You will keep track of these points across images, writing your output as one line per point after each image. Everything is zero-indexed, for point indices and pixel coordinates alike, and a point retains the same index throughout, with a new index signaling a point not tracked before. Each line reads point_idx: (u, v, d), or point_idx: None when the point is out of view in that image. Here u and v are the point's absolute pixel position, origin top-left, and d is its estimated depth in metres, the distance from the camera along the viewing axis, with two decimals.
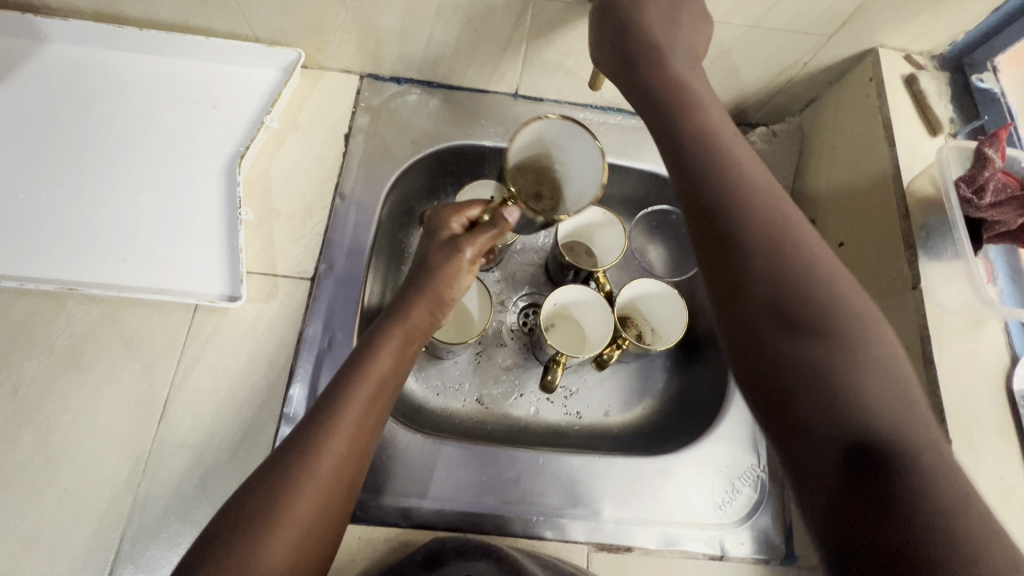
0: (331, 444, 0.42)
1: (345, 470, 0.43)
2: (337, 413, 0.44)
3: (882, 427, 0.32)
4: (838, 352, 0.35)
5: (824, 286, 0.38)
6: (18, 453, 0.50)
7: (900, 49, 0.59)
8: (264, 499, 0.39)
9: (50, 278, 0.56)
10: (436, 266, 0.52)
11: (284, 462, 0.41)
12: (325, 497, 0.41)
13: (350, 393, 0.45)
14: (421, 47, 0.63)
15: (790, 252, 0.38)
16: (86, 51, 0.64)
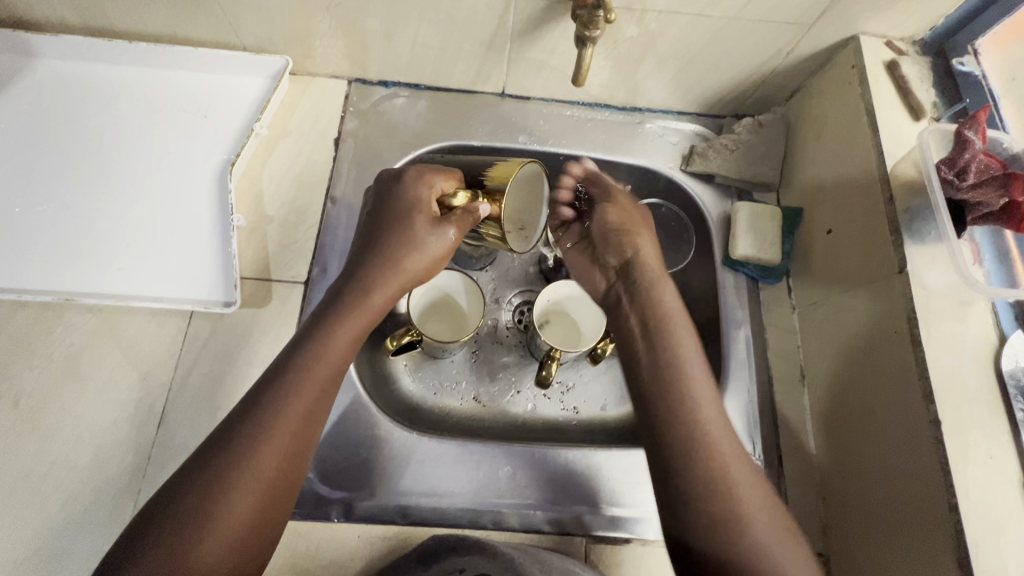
0: (265, 447, 0.40)
1: (282, 473, 0.41)
2: (277, 412, 0.41)
3: (731, 510, 0.42)
4: (732, 494, 0.43)
5: (737, 458, 0.45)
6: (20, 463, 0.51)
7: (881, 35, 0.60)
8: (198, 497, 0.38)
9: (48, 289, 0.57)
10: (406, 248, 0.50)
11: (211, 460, 0.39)
12: (265, 496, 0.40)
13: (296, 391, 0.43)
14: (407, 49, 0.64)
15: (713, 424, 0.46)
16: (78, 65, 0.65)
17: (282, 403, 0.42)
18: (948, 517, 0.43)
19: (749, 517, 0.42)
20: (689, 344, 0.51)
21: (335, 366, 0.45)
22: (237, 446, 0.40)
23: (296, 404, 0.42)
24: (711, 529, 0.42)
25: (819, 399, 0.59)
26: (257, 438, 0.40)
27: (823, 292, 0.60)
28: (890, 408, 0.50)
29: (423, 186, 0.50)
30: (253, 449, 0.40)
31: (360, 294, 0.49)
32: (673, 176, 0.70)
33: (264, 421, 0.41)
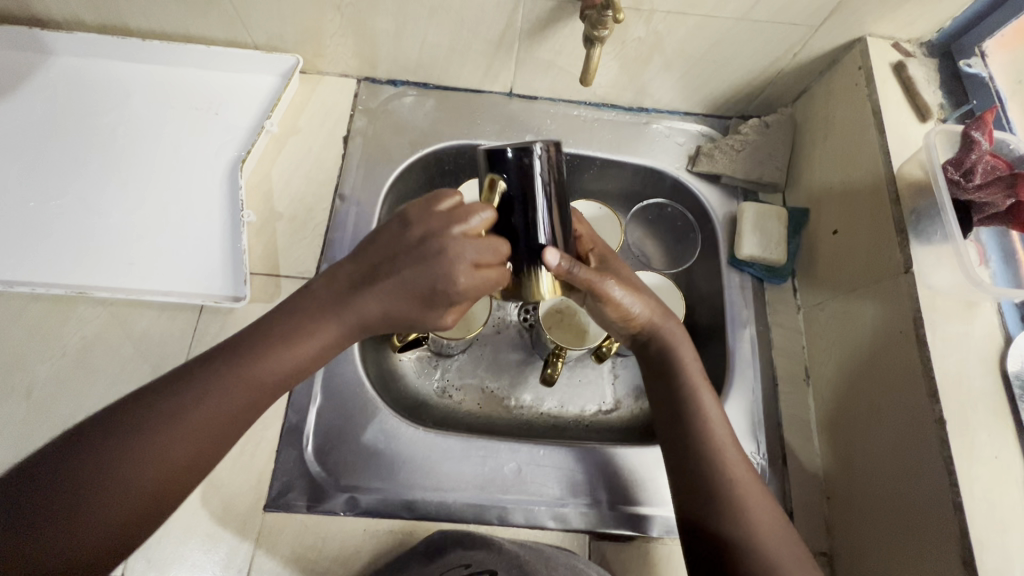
0: (189, 419, 0.38)
1: (198, 453, 0.39)
2: (214, 390, 0.39)
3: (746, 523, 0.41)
4: (754, 526, 0.41)
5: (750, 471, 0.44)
6: (32, 453, 0.52)
7: (888, 37, 0.60)
8: (113, 453, 0.36)
9: (61, 283, 0.58)
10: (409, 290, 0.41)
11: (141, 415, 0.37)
12: (176, 470, 0.38)
13: (248, 377, 0.40)
14: (416, 49, 0.64)
15: (727, 445, 0.45)
16: (91, 62, 0.66)
17: (227, 382, 0.40)
18: (951, 516, 0.43)
19: (769, 546, 0.41)
20: (691, 357, 0.50)
21: (296, 365, 0.42)
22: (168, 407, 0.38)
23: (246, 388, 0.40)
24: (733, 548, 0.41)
25: (823, 400, 0.59)
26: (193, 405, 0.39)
27: (828, 293, 0.60)
28: (894, 407, 0.50)
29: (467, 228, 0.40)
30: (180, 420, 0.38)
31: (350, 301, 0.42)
32: (679, 176, 0.71)
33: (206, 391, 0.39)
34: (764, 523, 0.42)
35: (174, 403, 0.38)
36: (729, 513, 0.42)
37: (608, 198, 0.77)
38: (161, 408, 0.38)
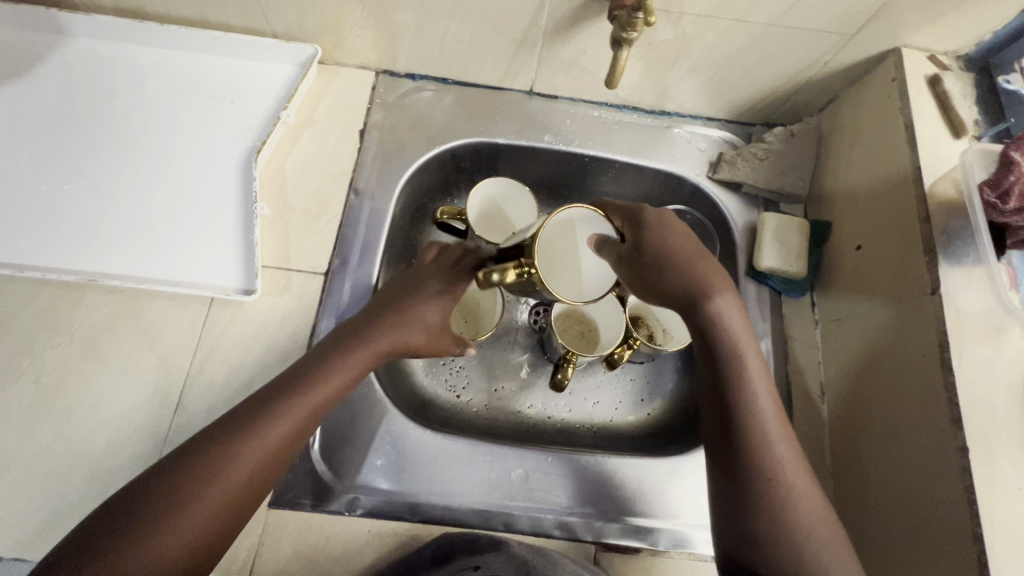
0: (249, 447, 0.42)
1: (259, 475, 0.42)
2: (265, 422, 0.43)
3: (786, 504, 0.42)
4: (793, 507, 0.42)
5: (796, 459, 0.43)
6: (39, 440, 0.51)
7: (925, 49, 0.58)
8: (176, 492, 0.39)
9: (71, 269, 0.57)
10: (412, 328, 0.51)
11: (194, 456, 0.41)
12: (240, 494, 0.41)
13: (271, 422, 0.43)
14: (437, 43, 0.63)
15: (772, 422, 0.44)
16: (107, 45, 0.65)
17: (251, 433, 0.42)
18: (971, 546, 0.42)
19: (804, 527, 0.41)
20: (740, 325, 0.45)
21: (321, 404, 0.46)
22: (183, 477, 0.40)
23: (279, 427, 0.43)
24: (770, 527, 0.41)
25: (838, 418, 0.58)
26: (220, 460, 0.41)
27: (848, 309, 0.59)
28: (913, 433, 0.49)
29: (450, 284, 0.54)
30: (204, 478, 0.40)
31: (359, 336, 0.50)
32: (699, 183, 0.69)
33: (229, 448, 0.41)
34: (803, 503, 0.42)
35: (190, 470, 0.40)
36: (767, 495, 0.42)
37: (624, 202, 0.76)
38: (186, 473, 0.40)
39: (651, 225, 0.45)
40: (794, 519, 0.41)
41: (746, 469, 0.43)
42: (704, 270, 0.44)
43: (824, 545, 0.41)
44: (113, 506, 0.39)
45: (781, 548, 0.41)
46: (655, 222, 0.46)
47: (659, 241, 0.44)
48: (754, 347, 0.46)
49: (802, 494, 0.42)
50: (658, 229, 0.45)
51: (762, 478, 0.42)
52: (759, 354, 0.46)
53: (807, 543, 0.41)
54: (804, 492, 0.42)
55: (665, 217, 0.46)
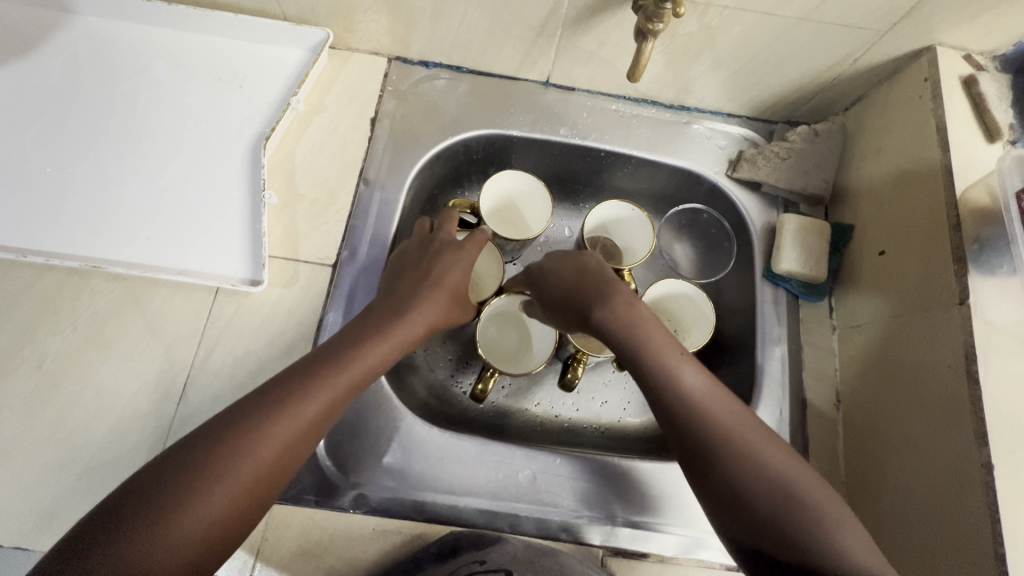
0: (276, 430, 0.40)
1: (285, 459, 0.41)
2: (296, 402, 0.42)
3: (746, 459, 0.42)
4: (752, 459, 0.42)
5: (737, 414, 0.44)
6: (41, 428, 0.51)
7: (960, 48, 0.56)
8: (195, 474, 0.38)
9: (75, 255, 0.56)
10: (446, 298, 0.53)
11: (216, 438, 0.39)
12: (262, 479, 0.40)
13: (299, 405, 0.42)
14: (452, 30, 0.61)
15: (699, 390, 0.45)
16: (114, 23, 0.64)
17: (280, 414, 0.41)
18: (992, 567, 0.41)
19: (773, 474, 0.41)
20: (639, 312, 0.48)
21: (354, 382, 0.45)
22: (209, 459, 0.38)
23: (308, 409, 0.42)
24: (739, 484, 0.41)
25: (854, 427, 0.57)
26: (246, 442, 0.39)
27: (867, 316, 0.58)
28: (936, 446, 0.47)
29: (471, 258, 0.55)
30: (232, 460, 0.39)
31: (387, 317, 0.49)
32: (718, 180, 0.67)
33: (259, 430, 0.40)
34: (758, 457, 0.42)
35: (216, 453, 0.39)
36: (722, 456, 0.42)
37: (639, 198, 0.74)
38: (209, 456, 0.38)
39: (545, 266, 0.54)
40: (755, 473, 0.41)
41: (694, 441, 0.43)
42: (591, 283, 0.50)
43: (797, 482, 0.41)
44: (122, 491, 0.37)
45: (761, 502, 0.40)
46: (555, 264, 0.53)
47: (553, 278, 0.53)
48: (660, 329, 0.47)
49: (754, 448, 0.42)
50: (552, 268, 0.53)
51: (709, 444, 0.42)
52: (664, 332, 0.48)
53: (783, 487, 0.41)
54: (757, 447, 0.42)
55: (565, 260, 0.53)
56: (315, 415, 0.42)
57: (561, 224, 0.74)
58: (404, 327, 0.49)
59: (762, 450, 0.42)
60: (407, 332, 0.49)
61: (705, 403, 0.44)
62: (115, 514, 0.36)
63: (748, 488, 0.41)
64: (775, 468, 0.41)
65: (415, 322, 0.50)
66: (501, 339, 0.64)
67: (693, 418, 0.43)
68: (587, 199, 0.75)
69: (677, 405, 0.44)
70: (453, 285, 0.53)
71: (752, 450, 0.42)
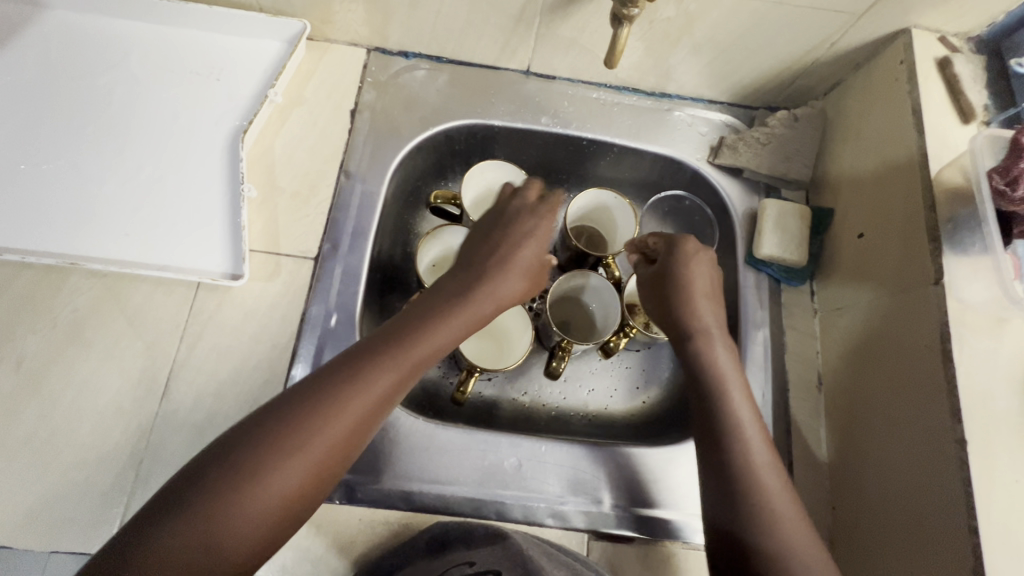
0: (341, 413, 0.40)
1: (347, 445, 0.41)
2: (366, 385, 0.42)
3: (770, 530, 0.42)
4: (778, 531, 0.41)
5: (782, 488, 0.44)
6: (21, 427, 0.50)
7: (935, 30, 0.56)
8: (259, 454, 0.38)
9: (53, 253, 0.56)
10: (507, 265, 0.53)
11: (287, 411, 0.40)
12: (322, 468, 0.40)
13: (365, 386, 0.42)
14: (431, 19, 0.61)
15: (757, 454, 0.45)
16: (88, 18, 0.63)
17: (297, 437, 0.39)
18: (965, 539, 0.42)
19: (791, 551, 0.41)
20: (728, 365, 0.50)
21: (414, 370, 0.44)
22: (228, 482, 0.37)
23: (327, 436, 0.40)
24: (755, 546, 0.41)
25: (836, 408, 0.58)
26: (262, 469, 0.37)
27: (847, 298, 0.58)
28: (914, 425, 0.48)
29: (534, 246, 0.55)
30: (252, 483, 0.37)
31: (426, 309, 0.48)
32: (699, 167, 0.68)
33: (326, 413, 0.40)
34: (790, 530, 0.42)
35: (231, 476, 0.37)
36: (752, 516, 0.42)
37: (623, 186, 0.74)
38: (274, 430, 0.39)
39: (677, 260, 0.55)
40: (780, 543, 0.41)
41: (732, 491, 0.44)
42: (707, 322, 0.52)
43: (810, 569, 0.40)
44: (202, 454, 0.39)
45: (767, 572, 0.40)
46: (686, 270, 0.54)
47: (677, 275, 0.54)
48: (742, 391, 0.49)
49: (791, 524, 0.42)
50: (682, 265, 0.54)
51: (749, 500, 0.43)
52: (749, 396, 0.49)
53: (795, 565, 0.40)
54: (791, 525, 0.42)
55: (691, 270, 0.54)
56: (333, 444, 0.40)
57: None
58: (432, 343, 0.46)
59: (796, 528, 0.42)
60: (439, 344, 0.46)
61: (757, 466, 0.44)
62: (144, 524, 0.35)
63: (764, 550, 0.41)
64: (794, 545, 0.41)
65: (440, 338, 0.46)
66: (481, 346, 0.64)
67: (742, 471, 0.44)
68: (570, 189, 0.74)
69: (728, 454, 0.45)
70: (499, 271, 0.52)
71: (788, 523, 0.42)
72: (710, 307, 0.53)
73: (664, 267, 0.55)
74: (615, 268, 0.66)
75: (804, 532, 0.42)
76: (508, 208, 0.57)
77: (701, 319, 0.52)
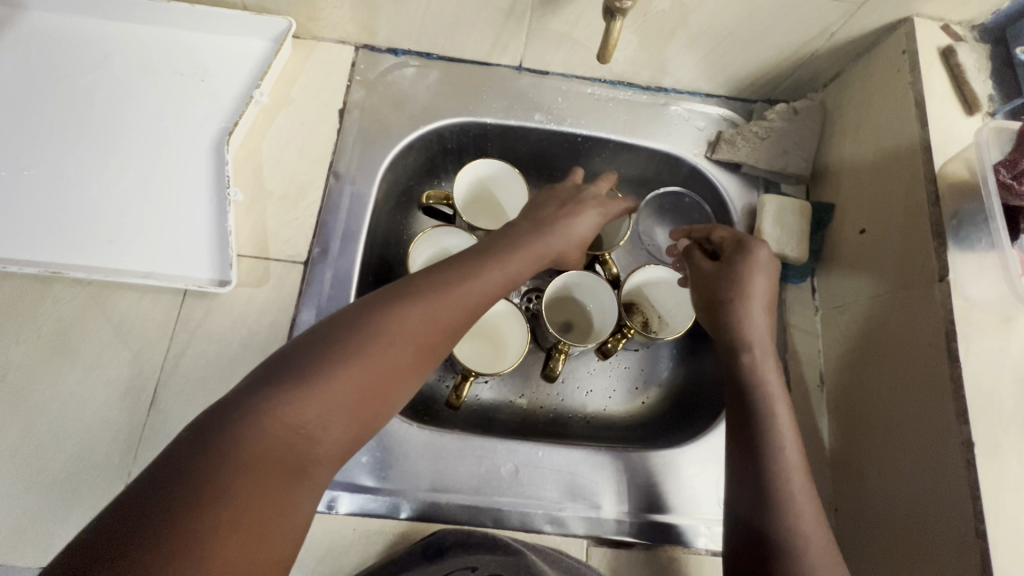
0: (399, 332, 0.39)
1: (399, 366, 0.39)
2: (428, 309, 0.41)
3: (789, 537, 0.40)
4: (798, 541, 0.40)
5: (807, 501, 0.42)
6: (6, 441, 0.49)
7: (938, 18, 0.54)
8: (319, 361, 0.37)
9: (36, 261, 0.55)
10: (567, 226, 0.51)
11: (352, 320, 0.39)
12: (373, 388, 0.38)
13: (426, 308, 0.41)
14: (419, 15, 0.59)
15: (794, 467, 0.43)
16: (69, 19, 0.61)
17: (391, 323, 0.39)
18: (973, 545, 0.41)
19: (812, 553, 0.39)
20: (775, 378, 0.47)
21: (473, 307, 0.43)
22: (324, 363, 0.37)
23: (386, 356, 0.38)
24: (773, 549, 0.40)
25: (839, 408, 0.56)
26: (360, 348, 0.38)
27: (849, 295, 0.57)
28: (919, 427, 0.47)
29: (594, 213, 0.53)
30: (346, 361, 0.37)
31: (499, 245, 0.47)
32: (697, 163, 0.66)
33: (383, 329, 0.39)
34: (812, 537, 0.40)
35: (328, 355, 0.37)
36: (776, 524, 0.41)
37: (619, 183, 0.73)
38: (339, 340, 0.38)
39: (744, 261, 0.50)
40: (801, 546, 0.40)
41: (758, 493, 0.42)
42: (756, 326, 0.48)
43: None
44: (273, 357, 0.38)
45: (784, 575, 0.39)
46: (745, 271, 0.49)
47: (739, 275, 0.49)
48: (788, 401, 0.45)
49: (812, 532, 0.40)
50: (744, 265, 0.50)
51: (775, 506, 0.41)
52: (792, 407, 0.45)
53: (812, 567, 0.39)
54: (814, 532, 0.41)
55: (753, 272, 0.49)
56: (425, 336, 0.40)
57: None
58: (515, 259, 0.47)
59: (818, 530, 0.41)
60: (511, 266, 0.46)
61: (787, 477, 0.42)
62: (233, 404, 0.34)
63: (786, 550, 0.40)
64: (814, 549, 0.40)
65: (518, 255, 0.47)
66: (476, 349, 0.63)
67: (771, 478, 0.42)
68: None
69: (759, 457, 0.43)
70: (563, 229, 0.51)
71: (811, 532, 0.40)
72: (763, 312, 0.49)
73: (727, 265, 0.50)
74: (612, 266, 0.64)
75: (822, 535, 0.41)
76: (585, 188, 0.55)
77: (755, 326, 0.48)
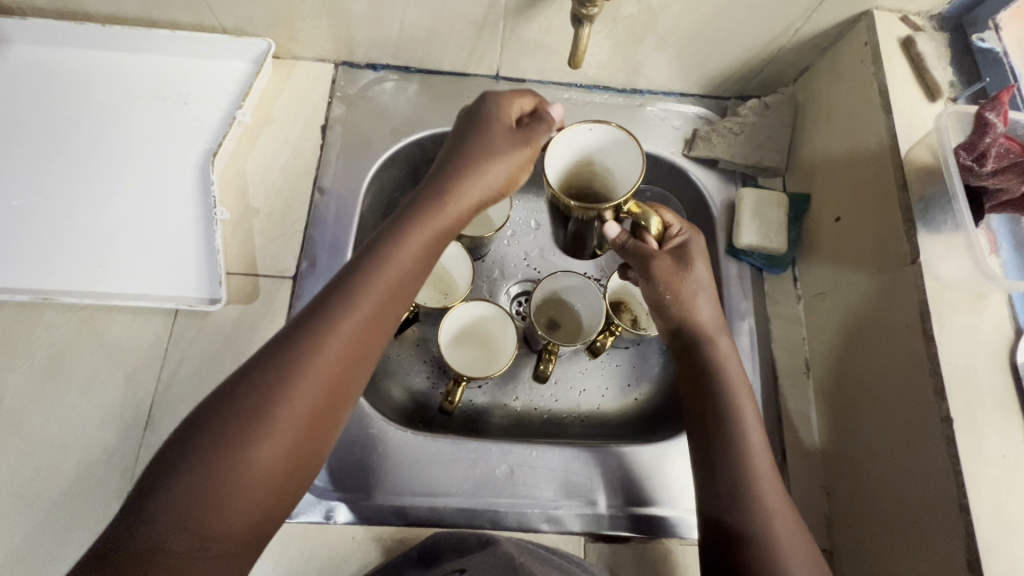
0: (302, 380, 0.39)
1: (315, 410, 0.39)
2: (326, 338, 0.40)
3: (761, 518, 0.43)
4: (765, 519, 0.43)
5: (771, 475, 0.45)
6: (2, 469, 0.50)
7: (896, 10, 0.56)
8: (221, 445, 0.36)
9: (27, 288, 0.55)
10: (467, 159, 0.48)
11: (246, 383, 0.38)
12: (293, 446, 0.38)
13: (325, 344, 0.40)
14: (394, 30, 0.61)
15: (755, 441, 0.46)
16: (53, 51, 0.63)
17: (296, 372, 0.39)
18: (957, 518, 0.42)
19: (776, 533, 0.43)
20: (726, 345, 0.51)
21: (374, 315, 0.42)
22: (208, 474, 0.35)
23: (297, 408, 0.38)
24: (746, 536, 0.43)
25: (824, 393, 0.57)
26: (243, 446, 0.36)
27: (829, 282, 0.58)
28: (899, 407, 0.48)
29: (501, 169, 0.48)
30: (256, 430, 0.37)
31: (409, 219, 0.46)
32: (675, 161, 0.68)
33: (283, 381, 0.38)
34: (782, 515, 0.44)
35: (213, 464, 0.36)
36: (747, 504, 0.44)
37: None
38: (234, 413, 0.37)
39: (683, 250, 0.51)
40: (767, 526, 0.43)
41: (727, 473, 0.45)
42: (706, 317, 0.51)
43: (790, 551, 0.42)
44: (173, 440, 0.37)
45: (754, 553, 0.42)
46: (692, 268, 0.51)
47: (691, 267, 0.50)
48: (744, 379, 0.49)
49: (776, 510, 0.44)
50: (692, 255, 0.51)
51: (744, 484, 0.44)
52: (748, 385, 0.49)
53: (780, 550, 0.42)
54: (773, 510, 0.44)
55: (696, 266, 0.51)
56: (312, 406, 0.39)
57: (527, 216, 0.73)
58: (400, 261, 0.44)
59: (779, 510, 0.44)
60: (435, 231, 0.46)
61: (750, 454, 0.46)
62: (141, 500, 0.35)
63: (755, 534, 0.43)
64: (779, 528, 0.43)
65: (397, 275, 0.44)
66: (467, 360, 0.65)
67: (736, 457, 0.46)
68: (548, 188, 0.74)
69: (722, 436, 0.47)
70: (465, 206, 0.48)
71: (777, 508, 0.44)
72: (710, 302, 0.51)
73: (680, 258, 0.51)
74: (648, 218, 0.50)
75: (795, 527, 0.44)
76: (477, 104, 0.51)
77: (698, 316, 0.51)
